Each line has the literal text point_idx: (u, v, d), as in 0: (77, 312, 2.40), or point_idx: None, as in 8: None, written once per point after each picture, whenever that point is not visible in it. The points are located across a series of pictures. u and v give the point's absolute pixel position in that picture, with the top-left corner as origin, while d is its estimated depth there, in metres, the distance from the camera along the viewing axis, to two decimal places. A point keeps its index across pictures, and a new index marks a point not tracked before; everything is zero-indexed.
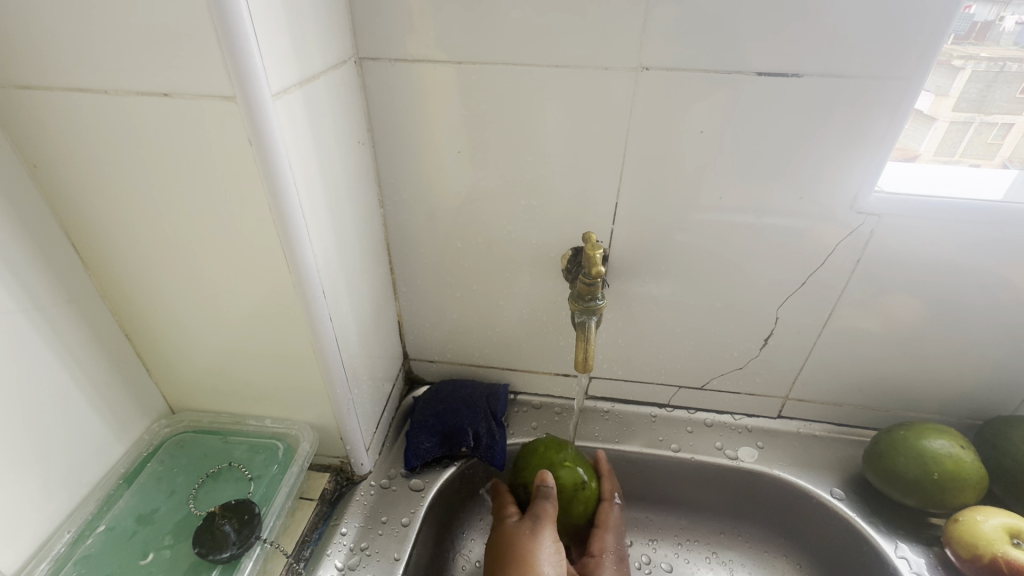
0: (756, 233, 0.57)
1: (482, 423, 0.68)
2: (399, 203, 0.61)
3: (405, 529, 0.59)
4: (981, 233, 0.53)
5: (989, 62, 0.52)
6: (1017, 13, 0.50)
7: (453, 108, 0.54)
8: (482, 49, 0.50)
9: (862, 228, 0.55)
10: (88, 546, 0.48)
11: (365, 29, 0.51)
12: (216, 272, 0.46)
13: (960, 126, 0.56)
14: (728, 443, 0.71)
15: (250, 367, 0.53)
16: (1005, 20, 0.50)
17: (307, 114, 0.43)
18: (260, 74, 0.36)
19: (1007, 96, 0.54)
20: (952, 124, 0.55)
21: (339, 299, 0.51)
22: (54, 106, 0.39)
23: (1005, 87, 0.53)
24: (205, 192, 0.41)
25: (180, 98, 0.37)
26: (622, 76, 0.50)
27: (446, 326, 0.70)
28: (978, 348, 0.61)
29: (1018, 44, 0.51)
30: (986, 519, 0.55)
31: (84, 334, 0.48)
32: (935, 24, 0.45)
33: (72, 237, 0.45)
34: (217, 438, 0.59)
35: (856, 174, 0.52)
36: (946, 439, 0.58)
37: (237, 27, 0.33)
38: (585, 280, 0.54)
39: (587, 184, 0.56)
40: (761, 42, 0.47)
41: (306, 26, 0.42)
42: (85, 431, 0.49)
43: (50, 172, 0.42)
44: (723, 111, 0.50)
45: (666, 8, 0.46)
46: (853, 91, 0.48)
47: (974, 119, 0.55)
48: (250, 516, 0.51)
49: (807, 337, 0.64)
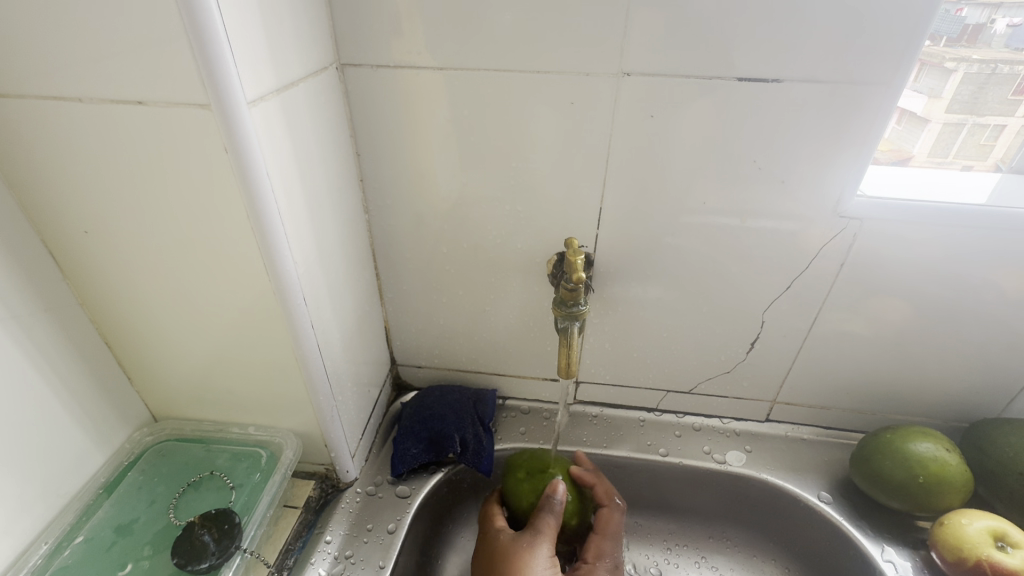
0: (742, 237, 0.57)
1: (469, 429, 0.67)
2: (384, 208, 0.61)
3: (390, 537, 0.58)
4: (965, 236, 0.53)
5: (981, 64, 0.52)
6: (1009, 15, 0.50)
7: (438, 114, 0.54)
8: (465, 55, 0.50)
9: (846, 231, 0.55)
10: (65, 557, 0.48)
11: (348, 35, 0.50)
12: (196, 281, 0.46)
13: (954, 127, 0.56)
14: (716, 447, 0.71)
15: (233, 375, 0.53)
16: (997, 22, 0.50)
17: (285, 121, 0.42)
18: (234, 82, 0.35)
19: (1000, 97, 0.54)
20: (945, 126, 0.56)
21: (322, 305, 0.51)
22: (27, 114, 0.38)
23: (997, 88, 0.53)
24: (182, 200, 0.41)
25: (155, 106, 0.36)
26: (605, 82, 0.50)
27: (434, 331, 0.70)
28: (965, 351, 0.61)
29: (1010, 46, 0.51)
30: (971, 521, 0.55)
31: (62, 342, 0.47)
32: (913, 27, 0.45)
33: (50, 246, 0.45)
34: (200, 447, 0.58)
35: (839, 178, 0.52)
36: (931, 442, 0.58)
37: (210, 36, 0.33)
38: (567, 285, 0.54)
39: (571, 189, 0.56)
40: (742, 48, 0.47)
41: (284, 33, 0.42)
42: (64, 441, 0.48)
43: (24, 181, 0.42)
44: (706, 117, 0.51)
45: (647, 15, 0.47)
46: (834, 96, 0.48)
47: (966, 121, 0.55)
48: (230, 526, 0.51)
49: (793, 341, 0.64)
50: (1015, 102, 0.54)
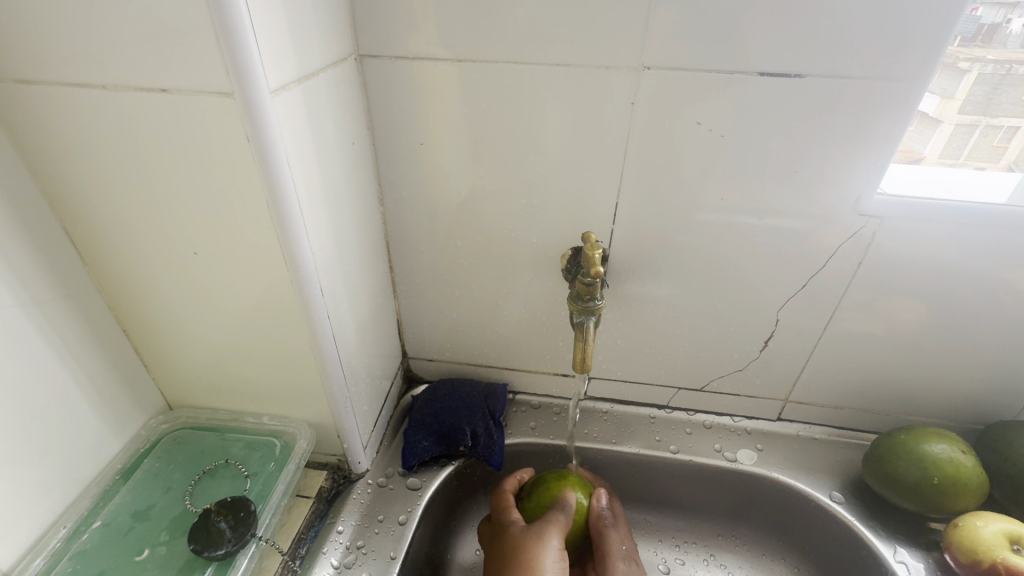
0: (758, 234, 0.56)
1: (480, 423, 0.67)
2: (399, 201, 0.61)
3: (401, 528, 0.59)
4: (985, 236, 0.53)
5: (996, 65, 0.51)
6: None
7: (454, 107, 0.53)
8: (483, 48, 0.50)
9: (864, 230, 0.54)
10: (84, 541, 0.48)
11: (366, 27, 0.50)
12: (214, 270, 0.46)
13: (966, 129, 0.55)
14: (727, 445, 0.70)
15: (249, 364, 0.53)
16: (1012, 22, 0.49)
17: (306, 112, 0.42)
18: (259, 72, 0.35)
19: (1014, 98, 0.53)
20: (957, 127, 0.55)
21: (338, 297, 0.51)
22: (52, 100, 0.38)
23: (1011, 89, 0.53)
24: (202, 189, 0.41)
25: (178, 94, 0.36)
26: (624, 76, 0.50)
27: (446, 324, 0.70)
28: (980, 353, 0.60)
29: None
30: (986, 524, 0.55)
31: (81, 329, 0.48)
32: (940, 23, 0.44)
33: (71, 233, 0.45)
34: (214, 435, 0.59)
35: (858, 176, 0.51)
36: (947, 443, 0.58)
37: (235, 23, 0.33)
38: (584, 280, 0.53)
39: (587, 183, 0.56)
40: (763, 43, 0.47)
41: (305, 23, 0.41)
42: (82, 427, 0.49)
43: (47, 168, 0.42)
44: (726, 112, 0.50)
45: (668, 8, 0.46)
46: (857, 93, 0.48)
47: (979, 122, 0.55)
48: (246, 513, 0.51)
49: (807, 340, 0.63)
50: None
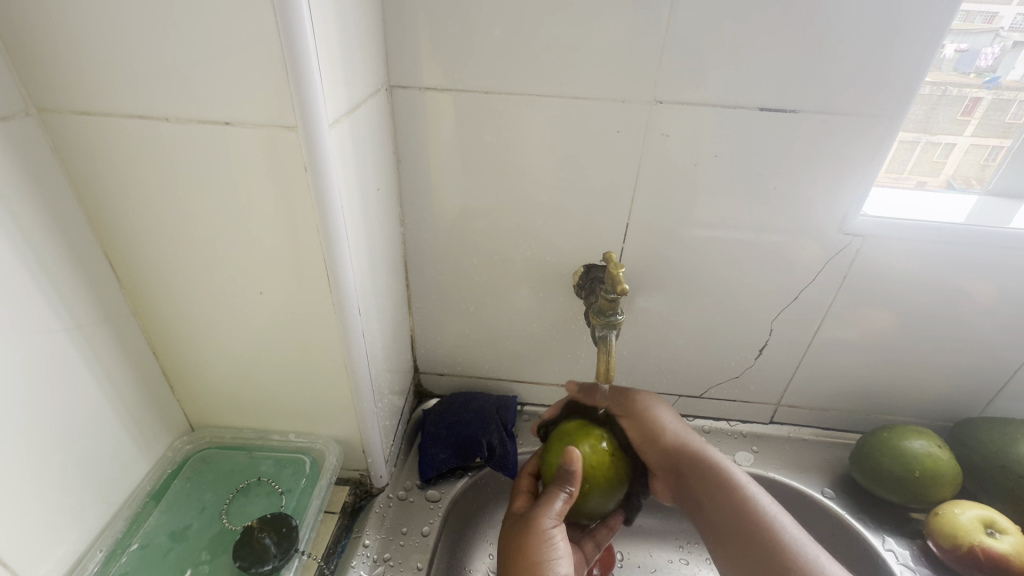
0: (755, 251, 0.62)
1: (494, 434, 0.69)
2: (420, 221, 0.63)
3: (426, 539, 0.61)
4: (952, 252, 0.59)
5: (932, 87, 0.58)
6: (954, 41, 0.56)
7: (478, 134, 0.57)
8: (508, 80, 0.53)
9: (849, 247, 0.60)
10: (122, 563, 0.48)
11: (398, 59, 0.53)
12: (255, 291, 0.47)
13: (908, 145, 0.61)
14: (725, 448, 0.75)
15: (280, 382, 0.54)
16: (945, 48, 0.56)
17: (352, 142, 0.45)
18: (322, 108, 0.38)
19: (949, 118, 0.60)
20: (901, 143, 0.61)
21: (370, 314, 0.53)
22: (109, 131, 0.40)
23: (947, 109, 0.59)
24: (253, 214, 0.43)
25: (242, 126, 0.38)
26: (638, 109, 0.54)
27: (460, 339, 0.73)
28: (949, 356, 0.67)
29: (956, 69, 0.57)
30: (963, 510, 0.61)
31: (116, 351, 0.48)
32: (915, 67, 0.50)
33: (110, 256, 0.46)
34: (242, 454, 0.59)
35: (845, 198, 0.57)
36: (925, 439, 0.64)
37: (304, 63, 0.36)
38: (608, 296, 0.57)
39: (601, 206, 0.60)
40: (764, 82, 0.52)
41: (352, 56, 0.44)
42: (114, 449, 0.49)
43: (95, 194, 0.43)
44: (729, 141, 0.55)
45: (681, 48, 0.51)
46: (845, 126, 0.54)
47: (919, 139, 0.61)
48: (288, 529, 0.52)
49: (797, 347, 0.69)
50: (962, 122, 0.60)
